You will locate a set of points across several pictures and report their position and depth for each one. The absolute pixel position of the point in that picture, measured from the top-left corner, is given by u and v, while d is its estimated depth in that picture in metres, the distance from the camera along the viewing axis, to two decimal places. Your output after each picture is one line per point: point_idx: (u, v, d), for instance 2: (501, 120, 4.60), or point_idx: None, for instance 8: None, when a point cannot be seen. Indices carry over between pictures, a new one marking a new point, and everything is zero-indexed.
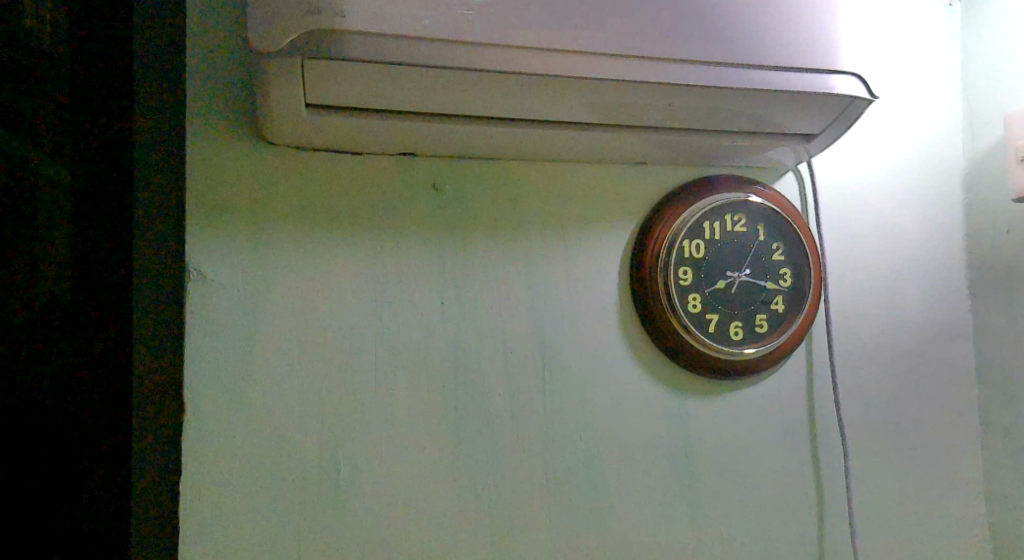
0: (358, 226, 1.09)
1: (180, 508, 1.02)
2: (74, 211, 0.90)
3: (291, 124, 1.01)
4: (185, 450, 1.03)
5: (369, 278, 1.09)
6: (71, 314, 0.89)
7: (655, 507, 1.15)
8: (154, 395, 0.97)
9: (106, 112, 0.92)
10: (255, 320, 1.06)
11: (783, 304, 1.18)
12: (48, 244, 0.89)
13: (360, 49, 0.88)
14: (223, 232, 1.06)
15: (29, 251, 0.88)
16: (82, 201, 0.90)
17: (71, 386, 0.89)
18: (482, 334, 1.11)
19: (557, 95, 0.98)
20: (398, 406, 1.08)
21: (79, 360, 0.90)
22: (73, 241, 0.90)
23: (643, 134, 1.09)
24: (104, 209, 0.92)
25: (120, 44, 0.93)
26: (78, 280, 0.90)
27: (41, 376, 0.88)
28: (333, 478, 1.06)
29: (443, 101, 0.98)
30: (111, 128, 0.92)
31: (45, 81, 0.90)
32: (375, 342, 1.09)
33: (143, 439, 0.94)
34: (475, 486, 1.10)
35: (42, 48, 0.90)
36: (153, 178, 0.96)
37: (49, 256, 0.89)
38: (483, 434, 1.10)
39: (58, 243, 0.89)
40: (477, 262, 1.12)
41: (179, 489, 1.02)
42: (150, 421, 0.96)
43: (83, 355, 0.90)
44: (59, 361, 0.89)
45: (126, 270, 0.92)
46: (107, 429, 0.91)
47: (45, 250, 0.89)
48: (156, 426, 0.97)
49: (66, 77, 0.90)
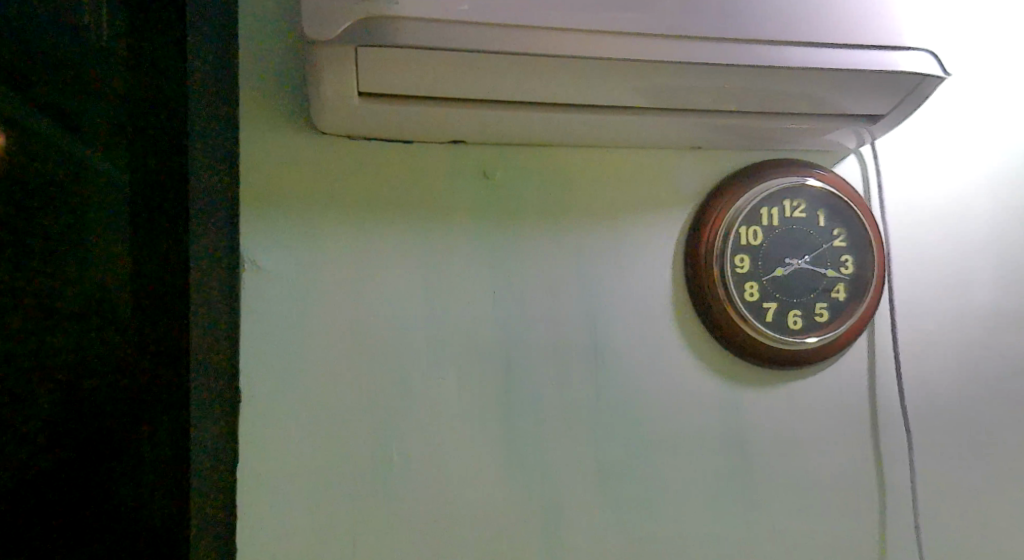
0: (407, 215, 1.09)
1: (238, 500, 1.03)
2: (127, 212, 0.90)
3: (342, 113, 1.01)
4: (240, 441, 1.03)
5: (421, 267, 1.08)
6: (129, 314, 0.90)
7: (710, 502, 1.13)
8: (211, 387, 0.96)
9: (158, 89, 0.91)
10: (307, 312, 1.05)
11: (845, 292, 1.15)
12: (109, 245, 0.89)
13: (412, 34, 0.87)
14: (275, 224, 1.05)
15: (91, 250, 0.89)
16: (142, 197, 0.90)
17: (131, 380, 0.90)
18: (530, 323, 1.10)
19: (609, 80, 0.96)
20: (448, 396, 1.08)
21: (137, 352, 0.90)
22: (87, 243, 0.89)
23: (696, 118, 1.06)
24: (158, 198, 0.90)
25: (168, 21, 0.92)
26: (137, 269, 0.90)
27: (109, 372, 0.89)
28: (383, 470, 1.06)
29: (494, 87, 0.97)
30: (161, 105, 0.91)
31: (98, 76, 0.90)
32: (425, 332, 1.08)
33: (201, 426, 0.93)
34: (525, 478, 1.09)
35: (91, 42, 0.89)
36: (206, 162, 0.95)
37: (110, 253, 0.89)
38: (533, 425, 1.09)
39: (114, 243, 0.89)
40: (527, 251, 1.11)
41: (237, 479, 1.03)
42: (207, 409, 0.95)
43: (145, 348, 0.90)
44: (122, 354, 0.89)
45: (180, 267, 0.91)
46: (163, 414, 0.90)
47: (110, 248, 0.89)
48: (213, 416, 0.97)
49: (119, 68, 0.90)
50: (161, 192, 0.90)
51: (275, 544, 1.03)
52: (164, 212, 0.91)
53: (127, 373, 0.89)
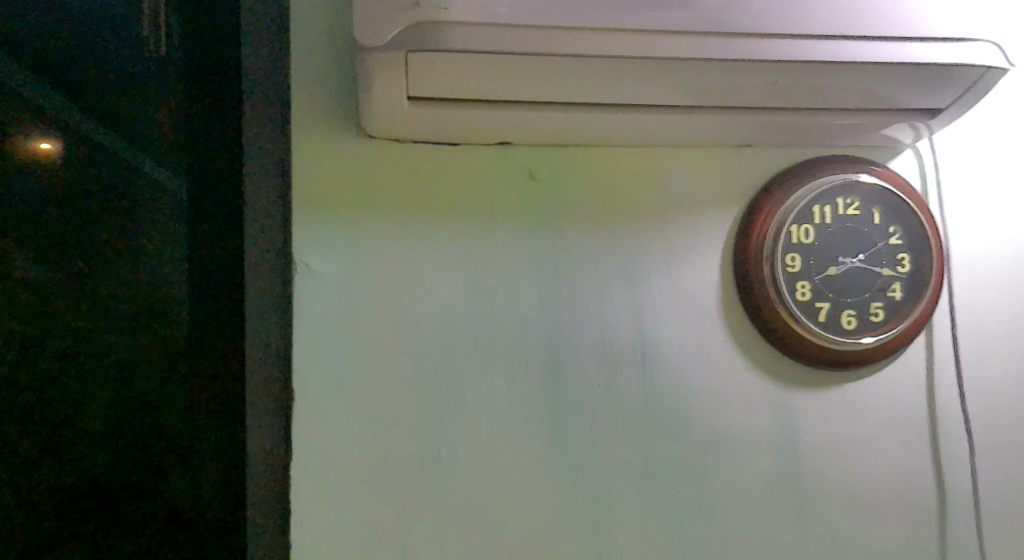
0: (455, 217, 1.10)
1: (292, 499, 1.04)
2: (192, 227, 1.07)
3: (391, 118, 1.02)
4: (294, 442, 1.05)
5: (468, 268, 1.09)
6: (190, 313, 1.07)
7: (761, 505, 1.11)
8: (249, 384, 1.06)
9: (216, 121, 1.07)
10: (357, 313, 1.07)
11: (902, 292, 1.12)
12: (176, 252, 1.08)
13: (458, 39, 0.89)
14: (325, 228, 1.06)
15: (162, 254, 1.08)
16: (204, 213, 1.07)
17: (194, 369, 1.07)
18: (577, 324, 1.10)
19: (656, 80, 0.96)
20: (496, 396, 1.08)
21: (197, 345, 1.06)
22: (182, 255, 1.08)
23: (744, 116, 1.05)
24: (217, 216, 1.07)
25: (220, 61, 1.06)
26: (199, 275, 1.07)
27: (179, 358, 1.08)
28: (432, 468, 1.07)
29: (540, 89, 0.98)
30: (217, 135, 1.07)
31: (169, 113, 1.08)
32: (473, 333, 1.09)
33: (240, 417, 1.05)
34: (572, 478, 1.09)
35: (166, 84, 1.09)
36: (242, 180, 1.06)
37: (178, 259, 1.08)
38: (580, 425, 1.09)
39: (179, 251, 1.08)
40: (574, 252, 1.11)
41: (290, 479, 1.04)
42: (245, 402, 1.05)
43: (205, 342, 1.06)
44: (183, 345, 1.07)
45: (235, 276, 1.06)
46: (221, 400, 1.06)
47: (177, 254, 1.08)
48: (252, 409, 1.06)
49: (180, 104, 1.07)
50: (216, 210, 1.06)
51: (328, 544, 1.05)
52: (226, 227, 1.07)
53: (185, 360, 1.07)
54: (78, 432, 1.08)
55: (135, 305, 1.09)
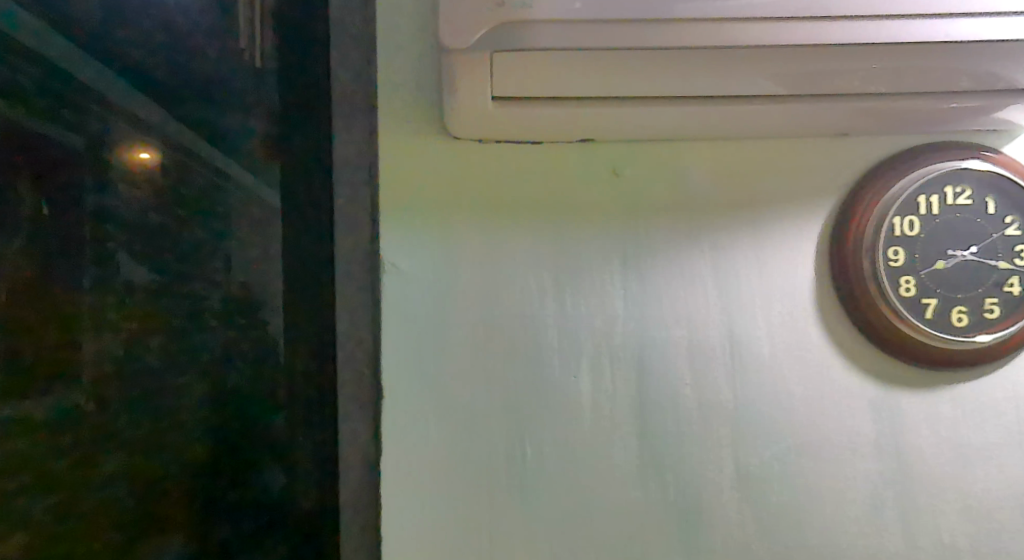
0: (538, 215, 1.08)
1: (382, 501, 1.05)
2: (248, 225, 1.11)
3: (476, 118, 1.02)
4: (383, 442, 1.05)
5: (551, 266, 1.08)
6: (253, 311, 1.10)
7: (863, 510, 1.06)
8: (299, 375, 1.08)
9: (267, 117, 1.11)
10: (443, 311, 1.06)
11: (1019, 286, 1.05)
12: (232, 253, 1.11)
13: (543, 36, 0.90)
14: (411, 228, 1.07)
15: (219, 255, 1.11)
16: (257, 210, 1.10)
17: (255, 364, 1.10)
18: (664, 321, 1.08)
19: (747, 69, 0.93)
20: (581, 395, 1.06)
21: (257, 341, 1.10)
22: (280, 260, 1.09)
23: (842, 102, 1.00)
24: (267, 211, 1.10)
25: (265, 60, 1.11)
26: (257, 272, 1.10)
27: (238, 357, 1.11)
28: (518, 467, 1.06)
29: (626, 84, 0.96)
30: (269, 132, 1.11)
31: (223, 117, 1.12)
32: (557, 332, 1.07)
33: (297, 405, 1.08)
34: (661, 479, 1.06)
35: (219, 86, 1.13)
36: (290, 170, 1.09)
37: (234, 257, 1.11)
38: (668, 425, 1.07)
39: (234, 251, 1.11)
40: (660, 248, 1.09)
41: (380, 480, 1.05)
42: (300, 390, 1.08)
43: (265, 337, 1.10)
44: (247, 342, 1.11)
45: (291, 267, 1.09)
46: (281, 393, 1.09)
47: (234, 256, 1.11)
48: (303, 398, 1.08)
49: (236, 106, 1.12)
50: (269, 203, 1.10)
51: (415, 541, 1.05)
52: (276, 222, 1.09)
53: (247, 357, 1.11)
54: (184, 429, 1.12)
55: (234, 309, 1.11)
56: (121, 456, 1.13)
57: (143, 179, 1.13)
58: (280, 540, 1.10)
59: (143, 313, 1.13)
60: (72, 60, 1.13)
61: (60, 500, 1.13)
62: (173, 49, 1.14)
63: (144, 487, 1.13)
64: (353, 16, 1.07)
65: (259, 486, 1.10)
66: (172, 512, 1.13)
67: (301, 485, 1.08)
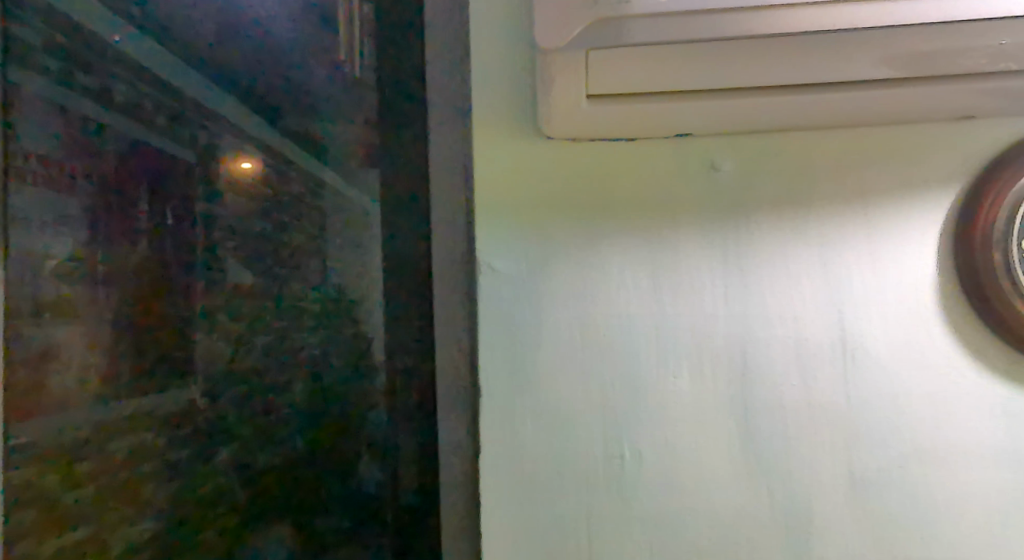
0: (635, 212, 1.04)
1: (481, 505, 1.03)
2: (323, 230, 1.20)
3: (570, 119, 0.99)
4: (481, 446, 1.03)
5: (648, 261, 1.04)
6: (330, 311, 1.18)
7: (985, 514, 1.00)
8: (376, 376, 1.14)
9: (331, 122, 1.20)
10: (539, 312, 1.04)
11: None
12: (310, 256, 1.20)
13: (644, 31, 0.86)
14: (505, 229, 1.04)
15: (301, 260, 1.21)
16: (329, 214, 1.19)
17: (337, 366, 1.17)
18: (768, 319, 1.02)
19: (865, 53, 0.87)
20: (681, 397, 1.02)
21: (336, 343, 1.17)
22: (375, 259, 1.16)
23: (964, 84, 0.93)
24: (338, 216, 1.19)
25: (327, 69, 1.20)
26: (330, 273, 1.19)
27: (319, 357, 1.19)
28: (618, 469, 1.02)
29: (729, 76, 0.91)
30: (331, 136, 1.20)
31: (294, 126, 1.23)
32: (655, 332, 1.03)
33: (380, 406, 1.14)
34: (768, 484, 1.01)
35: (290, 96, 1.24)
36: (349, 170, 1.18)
37: (314, 262, 1.20)
38: (774, 427, 1.02)
39: (314, 257, 1.20)
40: (765, 243, 1.03)
41: (479, 484, 1.03)
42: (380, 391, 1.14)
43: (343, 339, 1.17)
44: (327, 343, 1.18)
45: (360, 268, 1.17)
46: (366, 395, 1.15)
47: (313, 260, 1.20)
48: (386, 400, 1.13)
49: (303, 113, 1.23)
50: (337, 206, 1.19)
51: (515, 546, 1.02)
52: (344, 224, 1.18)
53: (329, 358, 1.18)
54: (286, 425, 1.20)
55: (328, 308, 1.18)
56: (232, 452, 1.22)
57: (245, 188, 1.25)
58: (376, 531, 1.14)
59: (248, 314, 1.24)
60: (189, 84, 1.28)
61: (178, 492, 1.24)
62: (283, 70, 1.24)
63: (247, 479, 1.22)
64: (449, 20, 1.08)
65: (356, 478, 1.16)
66: (275, 503, 1.21)
67: (398, 480, 1.12)
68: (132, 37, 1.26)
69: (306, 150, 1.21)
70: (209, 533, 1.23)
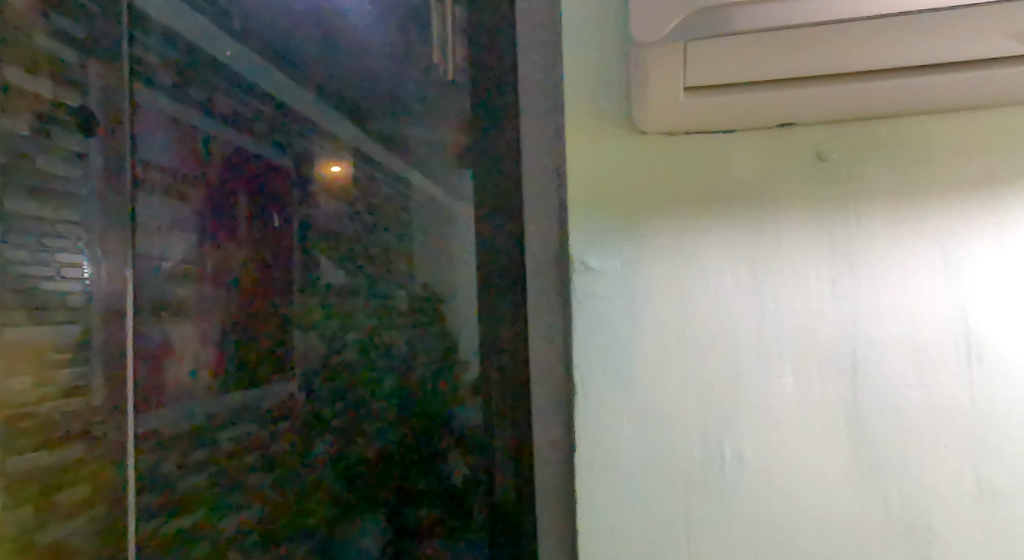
0: (735, 205, 1.00)
1: (578, 506, 1.00)
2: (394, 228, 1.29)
3: (668, 110, 0.96)
4: (577, 446, 1.01)
5: (748, 256, 1.00)
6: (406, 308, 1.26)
7: None
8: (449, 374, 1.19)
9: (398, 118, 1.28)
10: (636, 308, 1.01)
11: None
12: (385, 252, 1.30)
13: (747, 19, 0.81)
14: (600, 225, 1.02)
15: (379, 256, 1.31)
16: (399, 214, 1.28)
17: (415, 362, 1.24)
18: (882, 317, 0.98)
19: (991, 29, 0.80)
20: (786, 397, 0.98)
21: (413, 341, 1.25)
22: (468, 260, 1.17)
23: None
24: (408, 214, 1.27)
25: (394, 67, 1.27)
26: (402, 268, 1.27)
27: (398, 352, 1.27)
28: (719, 470, 0.98)
29: (840, 60, 0.86)
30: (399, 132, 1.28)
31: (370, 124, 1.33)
32: (757, 330, 0.99)
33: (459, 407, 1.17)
34: (883, 490, 0.96)
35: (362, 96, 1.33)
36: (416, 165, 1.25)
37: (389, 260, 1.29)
38: (889, 431, 0.97)
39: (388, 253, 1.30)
40: (877, 236, 0.98)
41: (575, 484, 1.01)
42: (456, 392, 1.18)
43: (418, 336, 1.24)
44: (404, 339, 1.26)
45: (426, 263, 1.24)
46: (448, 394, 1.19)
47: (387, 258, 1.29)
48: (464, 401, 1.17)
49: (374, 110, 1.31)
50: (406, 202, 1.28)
51: (614, 550, 0.99)
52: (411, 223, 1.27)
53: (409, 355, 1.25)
54: (379, 422, 1.28)
55: (417, 307, 1.25)
56: (331, 443, 1.32)
57: (337, 188, 1.39)
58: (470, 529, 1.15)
59: (342, 312, 1.35)
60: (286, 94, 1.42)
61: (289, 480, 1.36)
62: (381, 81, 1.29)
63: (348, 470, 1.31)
64: (543, 20, 1.08)
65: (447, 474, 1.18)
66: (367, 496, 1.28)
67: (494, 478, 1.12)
68: (245, 59, 1.42)
69: (392, 152, 1.30)
70: (310, 521, 1.33)
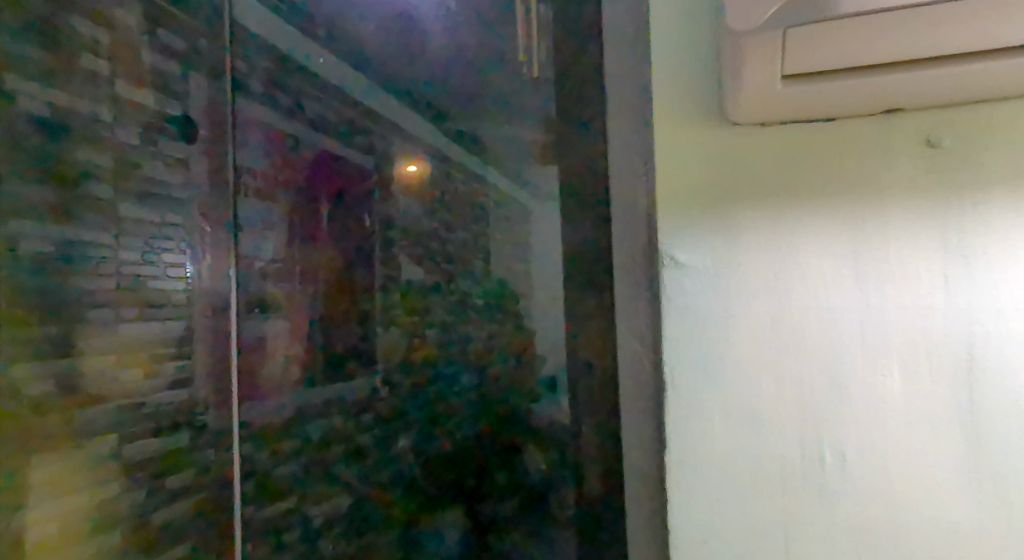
0: (835, 196, 0.97)
1: (669, 504, 0.99)
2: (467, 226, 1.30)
3: (761, 100, 0.94)
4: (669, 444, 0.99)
5: (851, 249, 0.96)
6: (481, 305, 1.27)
7: None
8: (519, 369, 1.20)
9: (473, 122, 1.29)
10: (728, 303, 0.98)
11: None
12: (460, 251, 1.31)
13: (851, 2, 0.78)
14: (692, 219, 1.00)
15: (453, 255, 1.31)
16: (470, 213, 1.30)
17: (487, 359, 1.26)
18: (1002, 313, 0.93)
19: None
20: (892, 395, 0.94)
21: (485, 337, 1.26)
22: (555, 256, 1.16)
23: None
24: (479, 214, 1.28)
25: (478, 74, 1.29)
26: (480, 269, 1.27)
27: (470, 349, 1.28)
28: (820, 470, 0.95)
29: (947, 41, 0.82)
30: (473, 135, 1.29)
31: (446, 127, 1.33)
32: (861, 327, 0.95)
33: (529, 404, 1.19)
34: (1002, 494, 0.92)
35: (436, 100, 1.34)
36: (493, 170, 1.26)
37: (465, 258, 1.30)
38: (1010, 432, 0.92)
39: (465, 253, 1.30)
40: (993, 227, 0.94)
41: (666, 482, 0.99)
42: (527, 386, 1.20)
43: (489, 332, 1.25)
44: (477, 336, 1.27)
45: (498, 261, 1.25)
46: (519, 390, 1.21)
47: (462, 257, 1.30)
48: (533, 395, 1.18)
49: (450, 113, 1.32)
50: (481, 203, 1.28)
51: (709, 549, 0.97)
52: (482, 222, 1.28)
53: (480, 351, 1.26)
54: (457, 420, 1.29)
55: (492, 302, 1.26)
56: (407, 442, 1.34)
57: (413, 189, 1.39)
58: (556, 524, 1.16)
59: (414, 309, 1.36)
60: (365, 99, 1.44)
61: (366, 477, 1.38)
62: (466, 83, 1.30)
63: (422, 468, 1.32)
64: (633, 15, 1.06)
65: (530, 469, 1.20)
66: (450, 493, 1.29)
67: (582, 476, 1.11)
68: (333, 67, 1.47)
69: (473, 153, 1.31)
70: (391, 515, 1.34)
